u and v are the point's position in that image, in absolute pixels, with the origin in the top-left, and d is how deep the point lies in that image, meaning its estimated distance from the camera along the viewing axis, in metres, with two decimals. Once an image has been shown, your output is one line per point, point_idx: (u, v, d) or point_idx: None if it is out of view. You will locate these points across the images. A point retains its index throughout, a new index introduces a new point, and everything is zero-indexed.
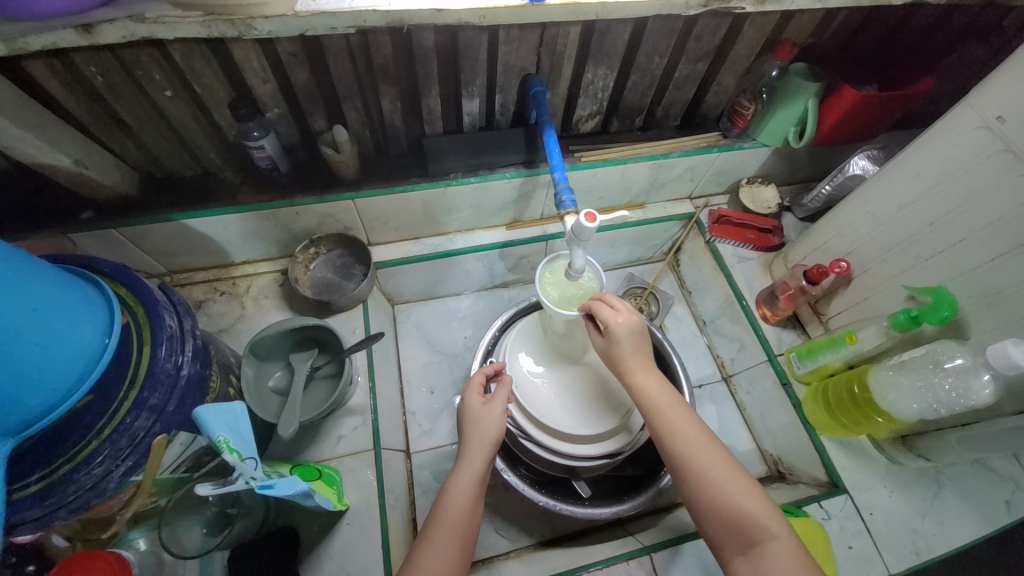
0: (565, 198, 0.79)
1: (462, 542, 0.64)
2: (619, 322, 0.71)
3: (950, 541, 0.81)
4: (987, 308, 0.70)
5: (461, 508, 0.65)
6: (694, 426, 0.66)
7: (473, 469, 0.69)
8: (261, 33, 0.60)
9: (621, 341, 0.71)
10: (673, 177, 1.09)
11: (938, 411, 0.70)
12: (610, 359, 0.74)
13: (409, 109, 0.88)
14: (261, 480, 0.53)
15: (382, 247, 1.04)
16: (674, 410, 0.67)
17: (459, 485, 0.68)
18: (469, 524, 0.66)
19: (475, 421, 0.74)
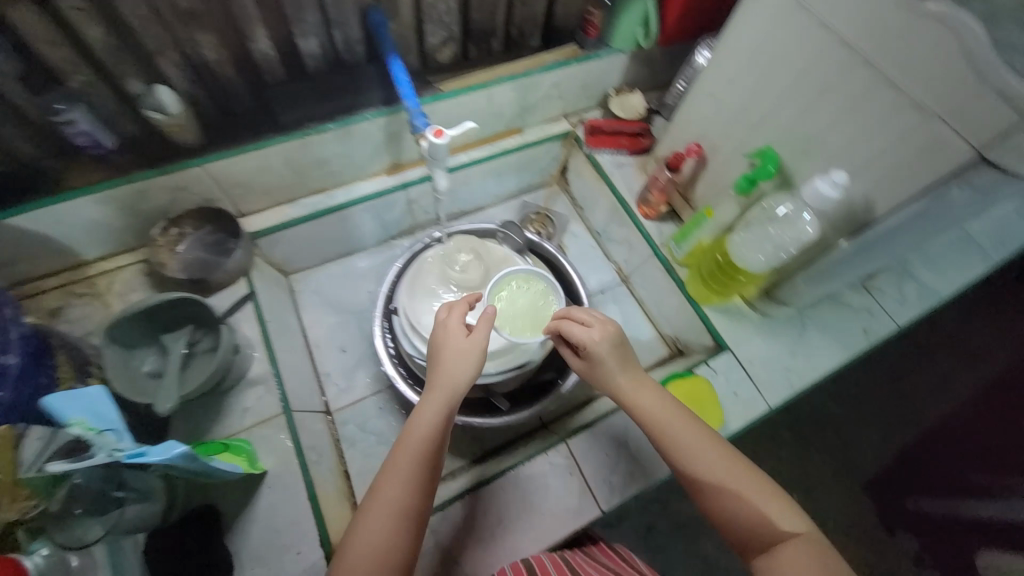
0: (417, 122, 0.78)
1: (417, 474, 0.62)
2: (594, 340, 0.70)
3: (817, 369, 0.93)
4: (804, 157, 0.77)
5: (421, 441, 0.63)
6: (696, 433, 0.65)
7: (439, 406, 0.66)
8: None
9: (606, 358, 0.71)
10: (542, 96, 1.09)
11: (779, 255, 0.81)
12: (595, 378, 0.73)
13: (241, 60, 0.82)
14: (127, 451, 0.56)
15: (256, 216, 0.98)
16: (675, 421, 0.67)
17: (423, 420, 0.65)
18: (429, 459, 0.64)
19: (446, 355, 0.69)
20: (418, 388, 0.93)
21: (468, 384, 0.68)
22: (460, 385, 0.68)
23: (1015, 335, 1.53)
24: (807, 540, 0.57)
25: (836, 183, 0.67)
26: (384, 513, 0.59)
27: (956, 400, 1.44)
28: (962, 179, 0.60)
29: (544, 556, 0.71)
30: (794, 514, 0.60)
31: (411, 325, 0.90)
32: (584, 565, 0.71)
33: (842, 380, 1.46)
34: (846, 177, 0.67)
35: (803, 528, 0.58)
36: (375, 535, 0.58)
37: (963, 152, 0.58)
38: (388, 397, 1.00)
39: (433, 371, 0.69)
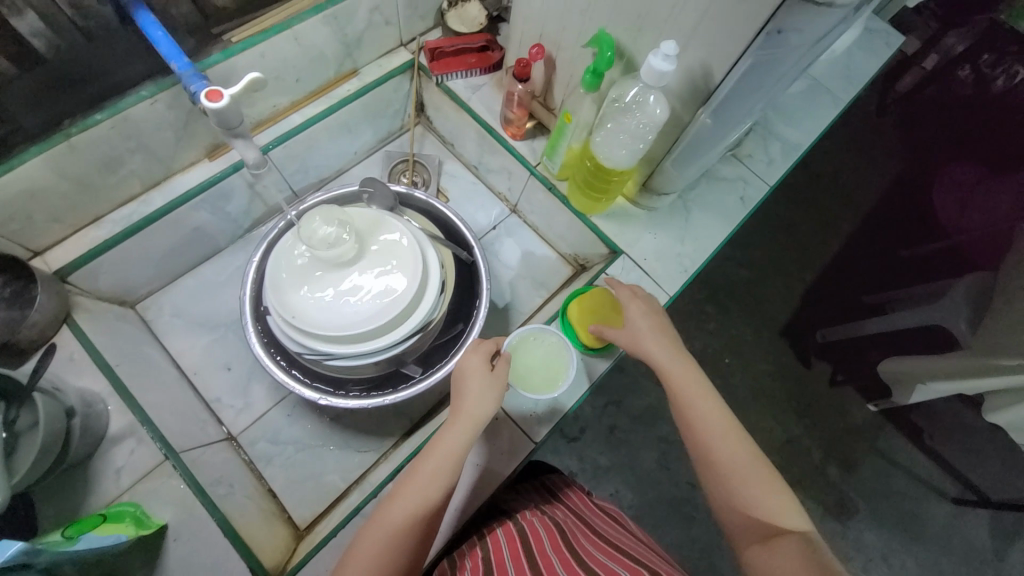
0: (195, 87, 0.68)
1: (431, 493, 0.61)
2: (640, 307, 0.77)
3: (705, 249, 0.96)
4: (638, 35, 0.72)
5: (439, 464, 0.63)
6: (718, 414, 0.65)
7: (462, 434, 0.66)
8: None
9: (644, 325, 0.75)
10: (364, 27, 0.94)
11: (638, 147, 0.77)
12: (626, 341, 0.76)
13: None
14: None
15: (57, 250, 0.82)
16: (702, 399, 0.67)
17: (444, 445, 0.65)
18: (444, 486, 0.62)
19: (472, 384, 0.71)
20: (319, 385, 0.87)
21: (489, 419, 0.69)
22: (482, 415, 0.68)
23: (879, 163, 1.66)
24: (798, 529, 0.54)
25: (668, 55, 0.63)
26: (389, 529, 0.58)
27: (839, 236, 1.57)
28: (778, 22, 0.56)
29: (532, 513, 0.78)
30: (796, 512, 0.56)
31: (287, 321, 0.79)
32: (566, 516, 0.78)
33: (740, 247, 1.55)
34: (675, 46, 0.63)
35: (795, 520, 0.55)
36: (379, 548, 0.56)
37: None
38: (293, 402, 0.94)
39: (457, 401, 0.71)
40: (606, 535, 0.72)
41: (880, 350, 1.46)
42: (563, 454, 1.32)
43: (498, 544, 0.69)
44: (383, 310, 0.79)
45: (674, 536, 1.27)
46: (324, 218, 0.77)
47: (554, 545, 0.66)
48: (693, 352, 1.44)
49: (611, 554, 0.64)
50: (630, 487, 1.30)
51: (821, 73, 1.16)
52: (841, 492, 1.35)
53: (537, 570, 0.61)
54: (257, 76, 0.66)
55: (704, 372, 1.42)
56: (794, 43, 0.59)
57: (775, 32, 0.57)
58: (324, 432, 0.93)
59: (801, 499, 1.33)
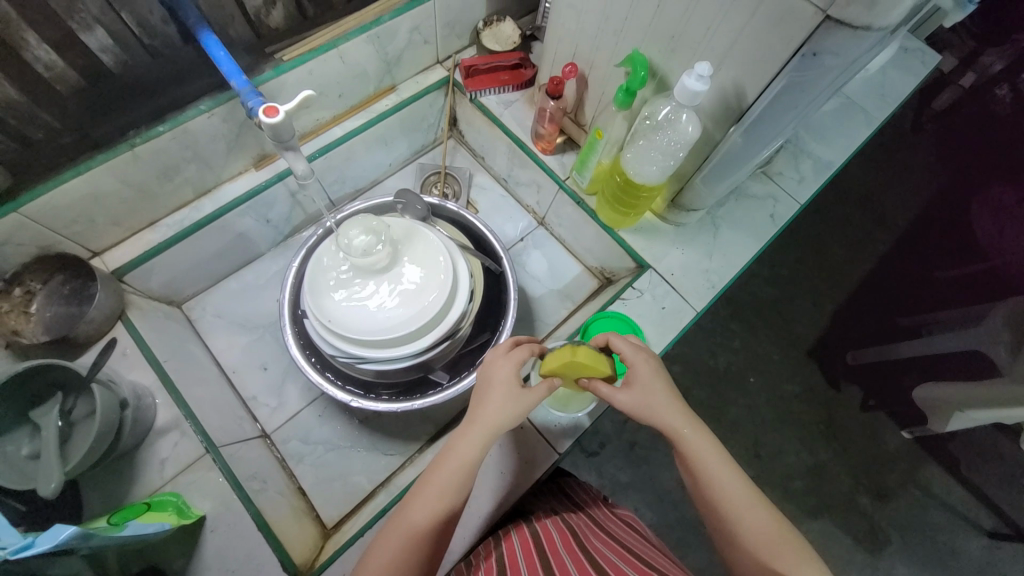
0: (252, 103, 0.72)
1: (446, 502, 0.59)
2: (646, 368, 0.68)
3: (734, 265, 0.96)
4: (672, 55, 0.73)
5: (453, 472, 0.61)
6: (733, 475, 0.59)
7: (476, 439, 0.62)
8: None
9: (653, 386, 0.66)
10: (404, 45, 0.99)
11: (669, 165, 0.78)
12: (636, 405, 0.65)
13: (20, 81, 0.67)
14: (15, 544, 0.48)
15: (115, 251, 0.87)
16: (716, 459, 0.60)
17: (458, 450, 0.62)
18: (458, 494, 0.60)
19: (494, 389, 0.66)
20: (350, 387, 0.90)
21: (508, 427, 0.65)
22: (502, 421, 0.64)
23: (915, 183, 1.62)
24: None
25: (702, 75, 0.64)
26: (399, 536, 0.57)
27: (871, 256, 1.54)
28: (814, 44, 0.57)
29: (546, 517, 0.78)
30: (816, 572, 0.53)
31: (323, 324, 0.82)
32: (581, 521, 0.78)
33: (770, 265, 1.53)
34: (709, 67, 0.64)
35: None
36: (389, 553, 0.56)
37: (813, 16, 0.55)
38: (324, 403, 0.98)
39: (476, 405, 0.67)
40: (620, 541, 0.72)
41: (915, 374, 1.41)
42: (583, 468, 1.31)
43: (512, 545, 0.69)
44: (415, 316, 0.82)
45: (693, 557, 1.25)
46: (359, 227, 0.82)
47: (567, 548, 0.67)
48: (718, 369, 1.42)
49: (624, 559, 0.64)
50: (650, 505, 1.28)
51: (855, 92, 1.15)
52: (871, 522, 1.30)
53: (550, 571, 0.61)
54: (309, 93, 0.70)
55: (728, 390, 1.40)
56: (829, 66, 0.60)
57: (811, 54, 0.58)
58: (353, 434, 0.95)
59: (828, 526, 1.29)
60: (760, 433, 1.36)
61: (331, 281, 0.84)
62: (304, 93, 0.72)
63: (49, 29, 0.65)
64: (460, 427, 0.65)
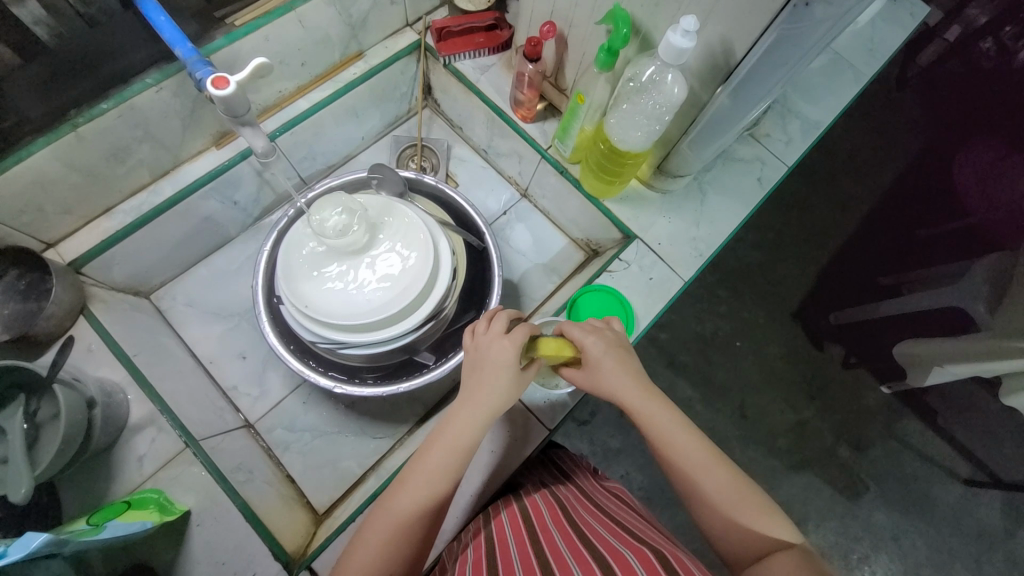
0: (201, 75, 0.67)
1: (443, 482, 0.58)
2: (592, 348, 0.65)
3: (723, 232, 0.94)
4: (655, 10, 0.68)
5: (450, 452, 0.60)
6: (690, 439, 0.59)
7: (475, 419, 0.61)
8: None
9: (604, 366, 0.64)
10: (369, 7, 0.92)
11: (655, 129, 0.74)
12: (598, 390, 0.66)
13: None
14: None
15: (71, 240, 0.81)
16: (673, 428, 0.60)
17: (455, 431, 0.61)
18: (454, 474, 0.59)
19: (490, 368, 0.63)
20: (334, 373, 0.88)
21: (504, 409, 0.64)
22: (498, 404, 0.63)
23: (899, 141, 1.61)
24: (773, 542, 0.51)
25: (688, 31, 0.59)
26: (390, 524, 0.56)
27: (856, 217, 1.53)
28: None
29: (535, 490, 0.78)
30: (778, 526, 0.53)
31: (300, 310, 0.79)
32: (570, 492, 0.79)
33: (758, 230, 1.52)
34: (696, 21, 0.59)
35: (770, 536, 0.52)
36: (379, 542, 0.55)
37: None
38: (309, 390, 0.95)
39: (470, 384, 0.65)
40: (609, 511, 0.73)
41: (896, 332, 1.44)
42: (575, 438, 1.33)
43: (502, 524, 0.69)
44: (395, 297, 0.79)
45: (686, 519, 1.28)
46: (332, 207, 0.78)
47: (556, 521, 0.67)
48: (706, 336, 1.42)
49: (613, 529, 0.65)
50: (641, 471, 1.31)
51: (844, 47, 1.11)
52: (852, 476, 1.35)
53: (539, 545, 0.61)
54: (263, 63, 0.65)
55: (715, 356, 1.41)
56: (821, 15, 0.57)
57: (802, 4, 0.54)
58: (341, 419, 0.94)
59: (812, 482, 1.33)
60: (747, 396, 1.38)
61: (306, 266, 0.80)
62: (258, 62, 0.66)
63: None
64: (456, 405, 0.64)
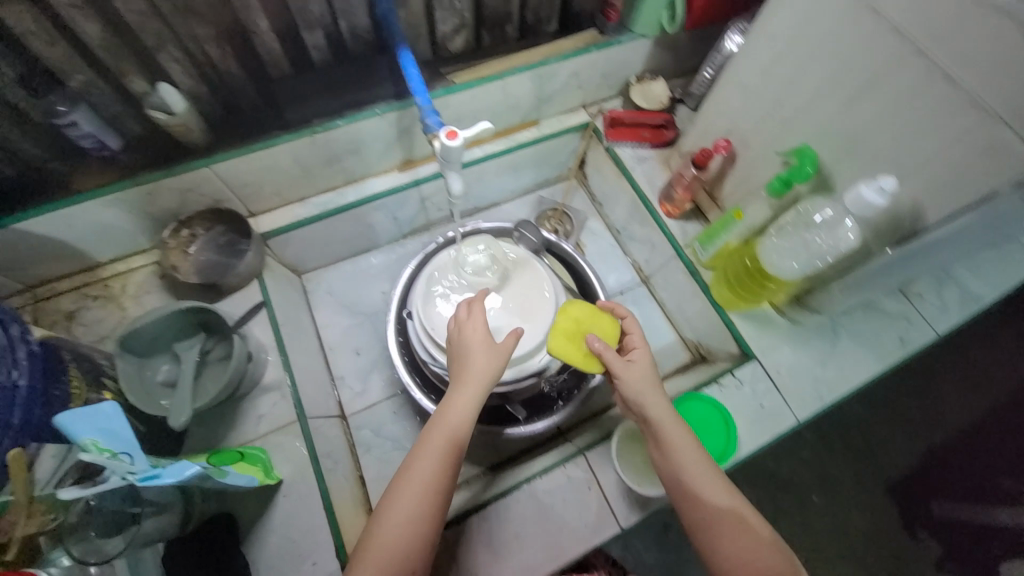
0: (431, 122, 0.73)
1: (451, 455, 0.63)
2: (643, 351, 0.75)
3: (850, 380, 0.89)
4: (846, 156, 0.69)
5: (450, 429, 0.64)
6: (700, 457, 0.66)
7: (468, 398, 0.66)
8: None
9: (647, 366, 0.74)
10: (560, 87, 1.03)
11: (814, 264, 0.74)
12: (635, 379, 0.72)
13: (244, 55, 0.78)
14: (143, 472, 0.51)
15: (267, 215, 0.96)
16: (689, 445, 0.67)
17: (453, 409, 0.65)
18: (457, 446, 0.64)
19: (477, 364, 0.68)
20: (433, 396, 0.92)
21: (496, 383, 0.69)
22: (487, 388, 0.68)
23: None
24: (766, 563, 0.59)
25: (883, 189, 0.61)
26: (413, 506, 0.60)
27: (992, 403, 1.36)
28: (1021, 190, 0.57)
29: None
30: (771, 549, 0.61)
31: (425, 331, 0.85)
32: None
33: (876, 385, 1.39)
34: (895, 181, 0.61)
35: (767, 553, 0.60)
36: (399, 527, 0.59)
37: None
38: (402, 402, 1.00)
39: (460, 367, 0.69)
40: None
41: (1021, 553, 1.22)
42: (621, 537, 1.25)
43: None
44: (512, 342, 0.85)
45: None
46: (479, 248, 0.91)
47: None
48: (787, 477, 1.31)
49: None
50: None
51: None
52: None
53: None
54: (488, 126, 0.70)
55: (795, 504, 1.28)
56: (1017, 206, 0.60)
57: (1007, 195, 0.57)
58: None
59: None
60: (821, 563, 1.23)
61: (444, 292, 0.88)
62: (484, 125, 0.72)
63: (279, 19, 0.75)
64: (450, 388, 0.68)
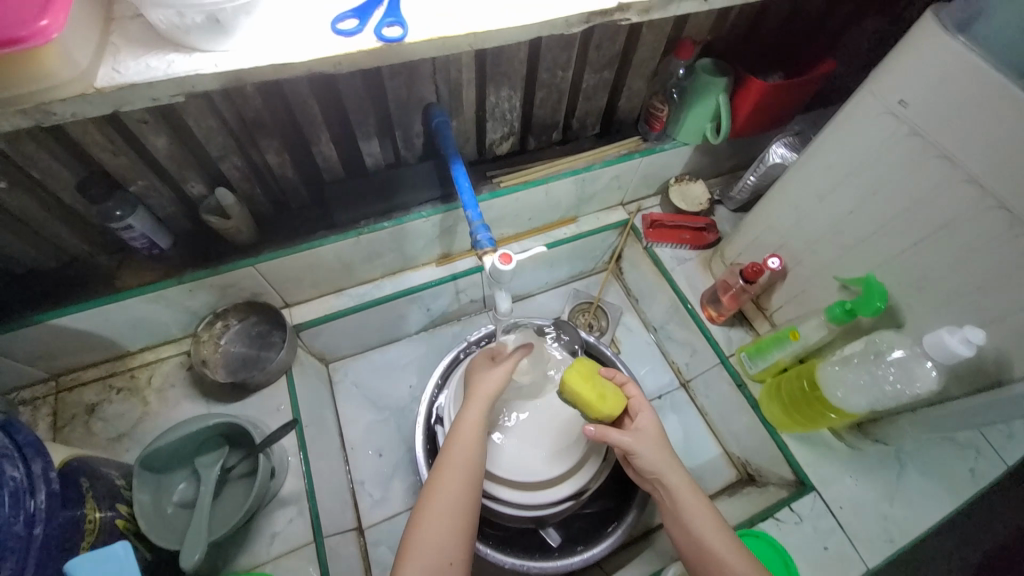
0: (481, 237, 0.72)
1: (473, 456, 0.66)
2: (649, 415, 0.71)
3: (917, 522, 0.80)
4: (916, 293, 0.67)
5: (468, 435, 0.68)
6: (706, 513, 0.63)
7: (482, 405, 0.71)
8: (67, 120, 0.44)
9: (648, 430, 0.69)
10: (601, 189, 1.04)
11: (885, 403, 0.69)
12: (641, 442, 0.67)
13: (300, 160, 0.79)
14: None
15: (302, 306, 0.95)
16: (696, 503, 0.64)
17: (467, 418, 0.70)
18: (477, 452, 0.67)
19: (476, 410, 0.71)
20: None
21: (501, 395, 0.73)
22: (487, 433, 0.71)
23: None
24: None
25: (970, 341, 0.57)
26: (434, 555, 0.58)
27: None
28: None
29: None
30: None
31: None
32: None
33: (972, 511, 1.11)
34: (982, 334, 0.57)
35: None
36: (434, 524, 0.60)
37: None
38: None
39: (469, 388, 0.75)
40: None
41: None
42: None
43: None
44: (553, 456, 0.81)
45: None
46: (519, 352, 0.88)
47: None
48: None
49: None
50: None
51: None
52: None
53: None
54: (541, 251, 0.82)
55: None
56: None
57: None
58: None
59: None
60: None
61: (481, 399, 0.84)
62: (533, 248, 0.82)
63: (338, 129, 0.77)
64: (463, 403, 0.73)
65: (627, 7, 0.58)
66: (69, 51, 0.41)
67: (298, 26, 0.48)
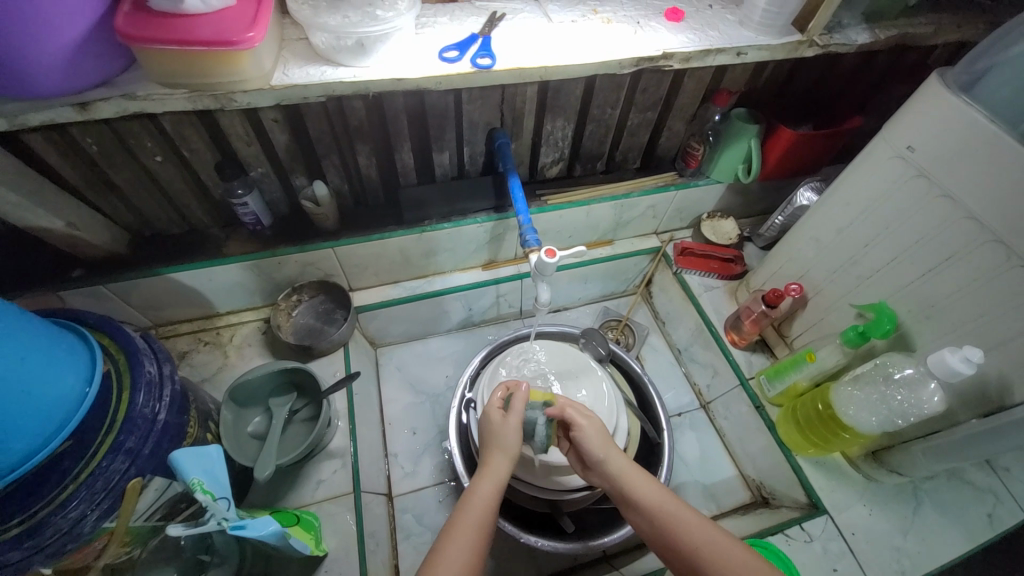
0: (529, 237, 0.85)
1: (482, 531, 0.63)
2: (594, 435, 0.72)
3: (934, 557, 0.80)
4: (926, 320, 0.73)
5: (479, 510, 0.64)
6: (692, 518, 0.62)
7: (495, 475, 0.68)
8: (242, 105, 0.60)
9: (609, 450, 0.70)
10: (637, 215, 1.15)
11: (894, 422, 0.74)
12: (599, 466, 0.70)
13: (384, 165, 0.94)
14: (234, 520, 0.55)
15: (363, 291, 1.08)
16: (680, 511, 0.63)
17: (480, 490, 0.66)
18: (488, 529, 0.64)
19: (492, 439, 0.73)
20: None
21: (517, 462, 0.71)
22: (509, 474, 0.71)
23: None
24: None
25: (969, 359, 0.62)
26: None
27: None
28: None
29: None
30: None
31: None
32: None
33: None
34: (982, 354, 0.62)
35: None
36: None
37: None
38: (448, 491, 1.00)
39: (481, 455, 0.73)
40: None
41: None
42: None
43: None
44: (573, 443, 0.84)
45: None
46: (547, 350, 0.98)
47: None
48: None
49: None
50: None
51: None
52: None
53: None
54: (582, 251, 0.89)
55: None
56: None
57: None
58: None
59: None
60: None
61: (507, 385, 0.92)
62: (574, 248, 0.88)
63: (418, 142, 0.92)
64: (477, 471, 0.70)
65: (670, 56, 0.71)
66: (259, 58, 0.57)
67: (413, 53, 0.64)
